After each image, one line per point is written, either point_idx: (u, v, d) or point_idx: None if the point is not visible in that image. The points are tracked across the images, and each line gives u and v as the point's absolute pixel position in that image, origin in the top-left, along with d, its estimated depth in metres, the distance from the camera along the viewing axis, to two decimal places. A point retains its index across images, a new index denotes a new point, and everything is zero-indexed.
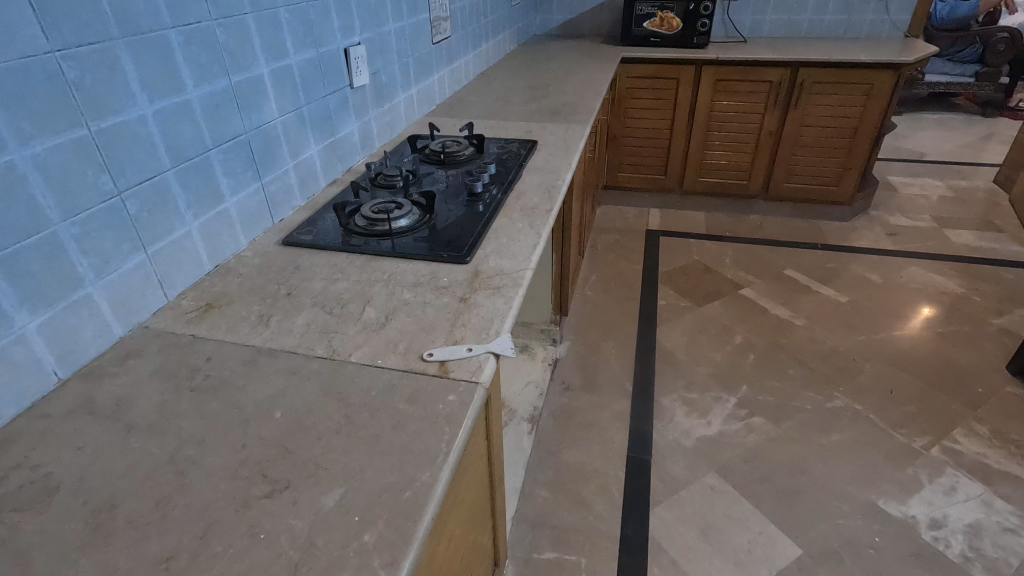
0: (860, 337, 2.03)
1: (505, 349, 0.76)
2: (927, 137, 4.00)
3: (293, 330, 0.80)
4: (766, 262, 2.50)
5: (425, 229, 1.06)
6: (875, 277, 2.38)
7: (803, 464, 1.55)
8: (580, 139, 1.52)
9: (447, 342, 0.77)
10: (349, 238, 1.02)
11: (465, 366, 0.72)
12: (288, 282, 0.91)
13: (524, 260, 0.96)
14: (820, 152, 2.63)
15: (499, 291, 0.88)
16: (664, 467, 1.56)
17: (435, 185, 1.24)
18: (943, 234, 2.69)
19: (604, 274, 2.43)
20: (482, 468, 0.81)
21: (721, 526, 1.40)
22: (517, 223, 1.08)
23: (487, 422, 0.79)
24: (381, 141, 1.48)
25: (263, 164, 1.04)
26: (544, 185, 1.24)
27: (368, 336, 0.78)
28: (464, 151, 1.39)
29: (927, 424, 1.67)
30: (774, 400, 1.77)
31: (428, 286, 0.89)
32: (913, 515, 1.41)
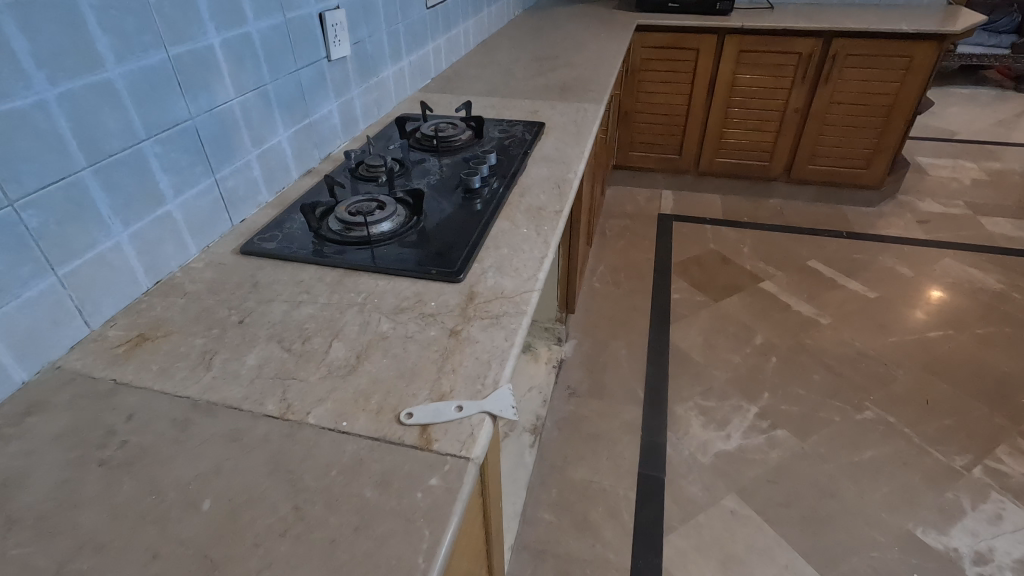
0: (892, 338, 1.87)
1: (506, 409, 0.60)
2: (958, 114, 3.75)
3: (241, 375, 0.64)
4: (788, 252, 2.33)
5: (411, 234, 0.89)
6: (906, 270, 2.20)
7: (833, 485, 1.41)
8: (593, 121, 1.33)
9: (431, 395, 0.61)
10: (321, 247, 0.86)
11: (455, 436, 0.56)
12: (242, 306, 0.75)
13: (529, 278, 0.79)
14: (850, 133, 2.42)
15: (498, 321, 0.71)
16: (679, 487, 1.42)
17: (426, 177, 1.06)
18: (978, 222, 2.51)
19: (614, 265, 2.26)
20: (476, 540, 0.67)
21: (743, 557, 1.27)
22: (521, 228, 0.91)
23: (483, 487, 0.64)
24: (366, 122, 1.29)
25: (217, 156, 0.87)
26: (552, 179, 1.07)
27: (333, 385, 0.62)
28: (460, 135, 1.20)
29: (967, 440, 1.52)
30: (798, 410, 1.62)
31: (411, 313, 0.73)
32: (956, 548, 1.28)
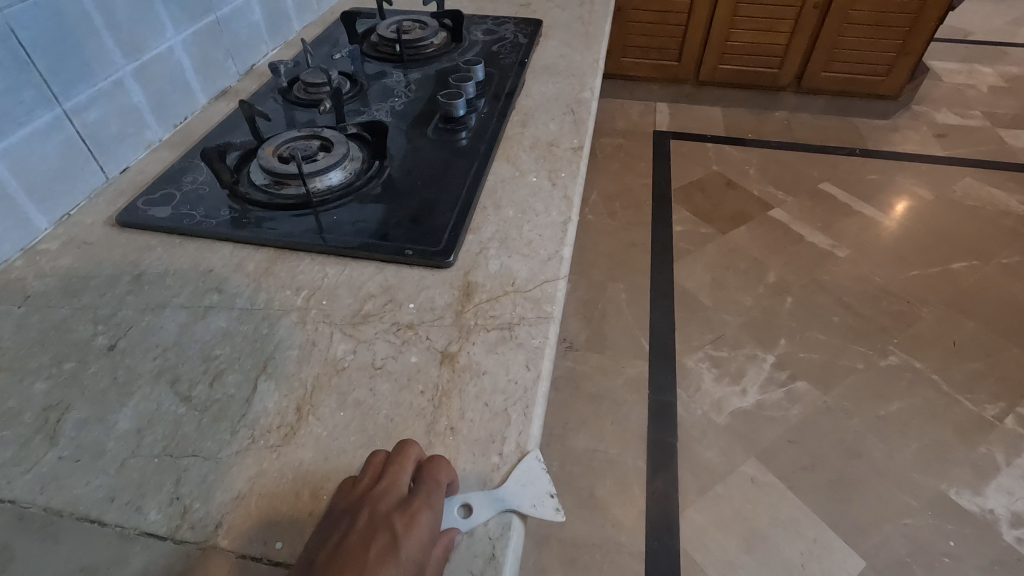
0: (914, 272, 1.70)
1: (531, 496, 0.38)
2: (969, 10, 3.43)
3: (105, 454, 0.39)
4: (797, 174, 2.10)
5: (373, 188, 0.62)
6: (924, 192, 2.01)
7: (860, 444, 1.28)
8: (604, 16, 1.02)
9: None
10: (240, 211, 0.58)
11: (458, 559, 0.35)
12: (115, 318, 0.48)
13: (550, 259, 0.54)
14: (874, 33, 2.12)
15: (512, 335, 0.47)
16: (693, 452, 1.27)
17: (388, 100, 0.77)
18: (998, 136, 2.30)
19: (607, 192, 2.00)
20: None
21: (767, 532, 1.14)
22: (528, 175, 0.65)
23: None
24: (302, 20, 0.96)
25: (60, 74, 0.56)
26: (561, 99, 0.79)
27: (260, 468, 0.38)
28: (431, 39, 0.89)
29: (998, 386, 1.40)
30: (818, 358, 1.46)
31: (379, 322, 0.48)
32: (992, 510, 1.17)
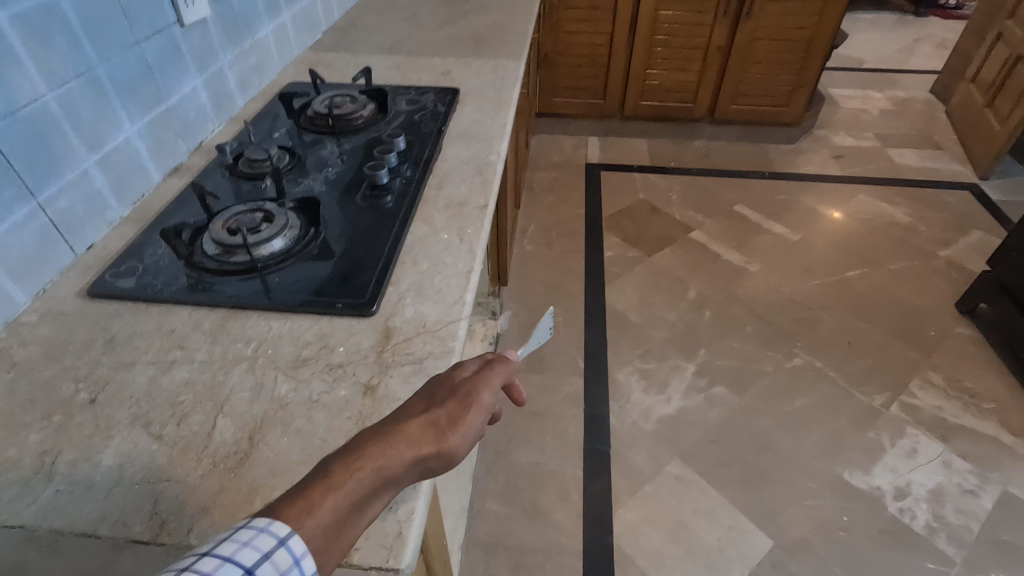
0: (816, 281, 1.92)
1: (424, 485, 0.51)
2: (864, 41, 3.82)
3: (93, 485, 0.50)
4: (715, 197, 2.31)
5: (310, 250, 0.74)
6: (824, 209, 2.25)
7: (769, 439, 1.45)
8: (513, 82, 1.18)
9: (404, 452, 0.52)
10: (196, 278, 0.69)
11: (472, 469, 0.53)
12: (94, 377, 0.59)
13: (456, 303, 0.67)
14: (771, 69, 2.39)
15: (423, 367, 0.60)
16: (625, 458, 1.41)
17: (323, 171, 0.90)
18: (887, 154, 2.59)
19: (544, 223, 2.16)
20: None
21: (690, 523, 1.29)
22: (441, 232, 0.78)
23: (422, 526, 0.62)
24: (244, 97, 1.08)
25: (35, 173, 0.67)
26: (472, 162, 0.93)
27: (221, 485, 0.50)
28: (361, 111, 1.02)
29: (885, 378, 1.60)
30: (734, 364, 1.64)
31: (315, 364, 0.60)
32: (879, 486, 1.36)
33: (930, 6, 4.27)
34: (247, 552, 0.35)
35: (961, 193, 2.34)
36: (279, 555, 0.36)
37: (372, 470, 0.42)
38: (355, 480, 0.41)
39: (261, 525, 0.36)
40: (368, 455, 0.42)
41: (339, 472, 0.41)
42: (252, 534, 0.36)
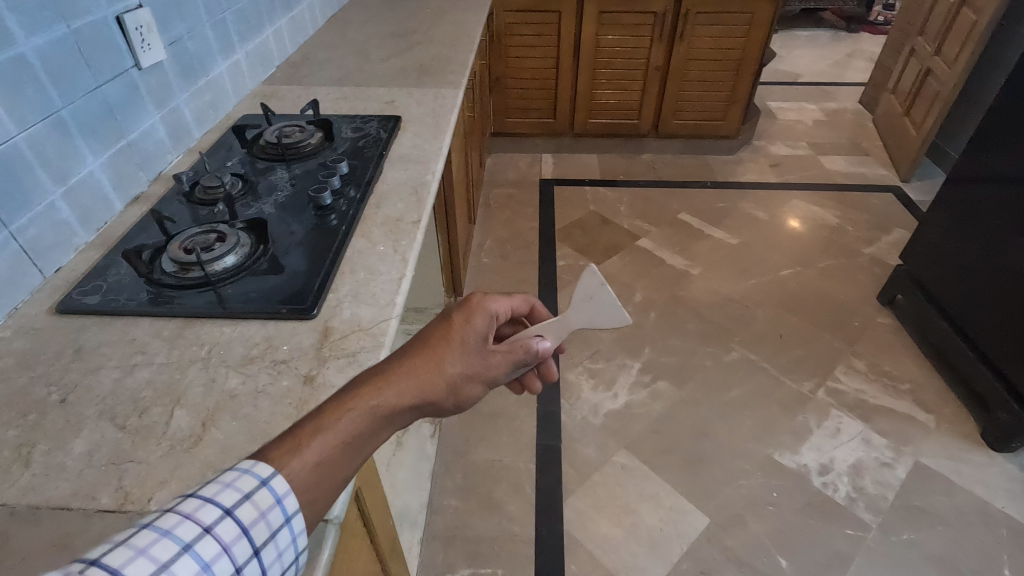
0: (752, 281, 2.06)
1: None
2: (800, 57, 4.07)
3: (66, 468, 0.58)
4: (660, 207, 2.46)
5: (259, 265, 0.83)
6: (761, 214, 2.41)
7: (707, 426, 1.57)
8: (451, 108, 1.30)
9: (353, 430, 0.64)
10: (156, 293, 0.78)
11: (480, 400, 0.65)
12: (64, 380, 0.67)
13: (387, 305, 0.78)
14: (708, 87, 2.57)
15: (355, 359, 0.70)
16: (574, 451, 1.51)
17: (273, 194, 0.99)
18: (819, 161, 2.78)
19: (500, 237, 2.28)
20: (347, 519, 0.66)
21: (634, 506, 1.39)
22: (377, 245, 0.89)
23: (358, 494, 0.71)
24: (201, 130, 1.17)
25: (6, 205, 0.75)
26: (409, 183, 1.04)
27: (178, 463, 0.59)
28: (308, 140, 1.12)
29: (813, 366, 1.75)
30: (675, 360, 1.76)
31: (261, 361, 0.69)
32: (805, 464, 1.48)
33: (861, 23, 4.57)
34: (232, 492, 0.44)
35: (884, 195, 2.54)
36: (259, 496, 0.44)
37: (367, 407, 0.51)
38: (348, 418, 0.49)
39: (247, 469, 0.45)
40: (366, 393, 0.52)
41: (332, 414, 0.50)
42: (238, 477, 0.45)
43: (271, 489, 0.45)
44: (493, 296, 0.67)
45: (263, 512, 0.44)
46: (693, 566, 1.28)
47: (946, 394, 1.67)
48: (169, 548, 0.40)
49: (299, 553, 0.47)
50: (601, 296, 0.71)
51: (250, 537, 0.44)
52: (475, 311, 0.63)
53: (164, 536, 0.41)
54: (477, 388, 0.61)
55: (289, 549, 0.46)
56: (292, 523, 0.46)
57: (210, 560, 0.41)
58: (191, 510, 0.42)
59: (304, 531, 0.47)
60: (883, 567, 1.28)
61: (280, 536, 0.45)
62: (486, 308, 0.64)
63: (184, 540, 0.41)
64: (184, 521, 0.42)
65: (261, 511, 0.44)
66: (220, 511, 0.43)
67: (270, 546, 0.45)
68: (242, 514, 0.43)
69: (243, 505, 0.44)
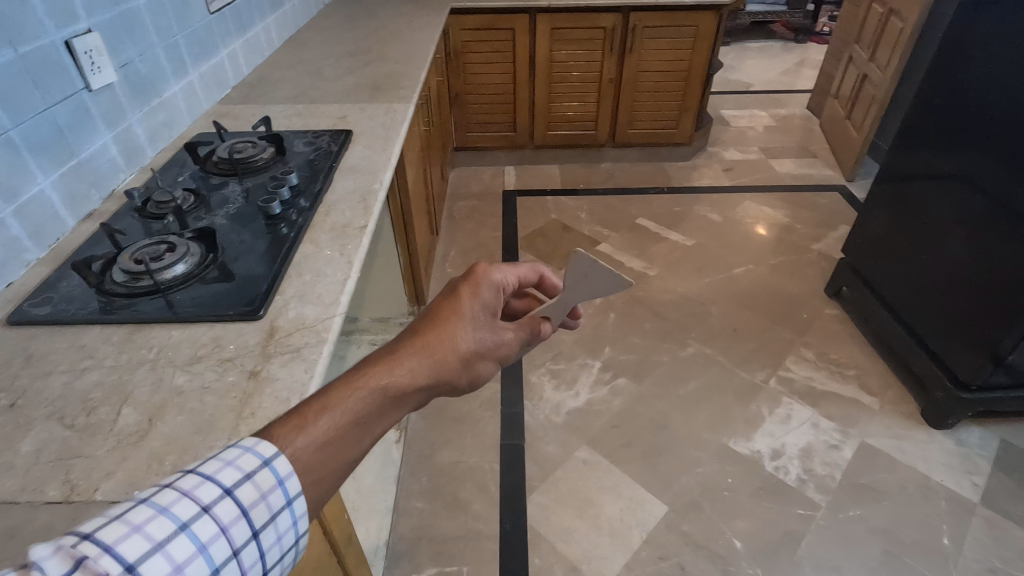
0: (707, 279, 2.15)
1: None
2: (751, 67, 4.25)
3: (13, 466, 0.60)
4: (620, 213, 2.55)
5: (209, 272, 0.87)
6: (716, 216, 2.51)
7: (665, 419, 1.63)
8: (401, 122, 1.36)
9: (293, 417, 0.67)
10: (106, 302, 0.81)
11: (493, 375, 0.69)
12: (14, 386, 0.70)
13: (331, 304, 0.82)
14: (660, 97, 2.68)
15: (299, 354, 0.74)
16: (538, 449, 1.56)
17: (225, 207, 1.03)
18: (770, 165, 2.91)
19: (465, 248, 2.33)
20: None
21: (595, 499, 1.44)
22: (325, 250, 0.93)
23: None
24: (155, 149, 1.21)
25: None
26: (357, 192, 1.08)
27: (125, 456, 0.61)
28: (261, 154, 1.16)
29: (765, 357, 1.82)
30: (635, 357, 1.82)
31: (208, 360, 0.73)
32: (758, 450, 1.55)
33: (807, 33, 4.78)
34: (233, 473, 0.46)
35: (831, 194, 2.66)
36: (260, 477, 0.47)
37: (374, 386, 0.54)
38: (354, 398, 0.53)
39: (249, 449, 0.47)
40: (374, 374, 0.55)
41: (338, 393, 0.53)
42: (240, 457, 0.47)
43: (273, 470, 0.47)
44: (503, 266, 0.68)
45: (263, 494, 0.46)
46: (652, 552, 1.33)
47: (889, 377, 1.76)
48: (165, 526, 0.42)
49: (298, 537, 0.49)
50: (596, 273, 0.70)
51: (249, 518, 0.46)
52: (482, 283, 0.65)
53: (161, 513, 0.42)
54: (488, 363, 0.65)
55: (288, 533, 0.48)
56: (293, 505, 0.48)
57: (208, 539, 0.43)
58: (191, 487, 0.44)
59: (305, 514, 0.49)
60: (832, 542, 1.34)
61: (280, 518, 0.47)
62: (493, 279, 0.66)
63: (182, 518, 0.43)
64: (182, 498, 0.44)
65: (262, 492, 0.46)
66: (220, 490, 0.45)
67: (271, 527, 0.47)
68: (243, 494, 0.46)
69: (244, 486, 0.46)
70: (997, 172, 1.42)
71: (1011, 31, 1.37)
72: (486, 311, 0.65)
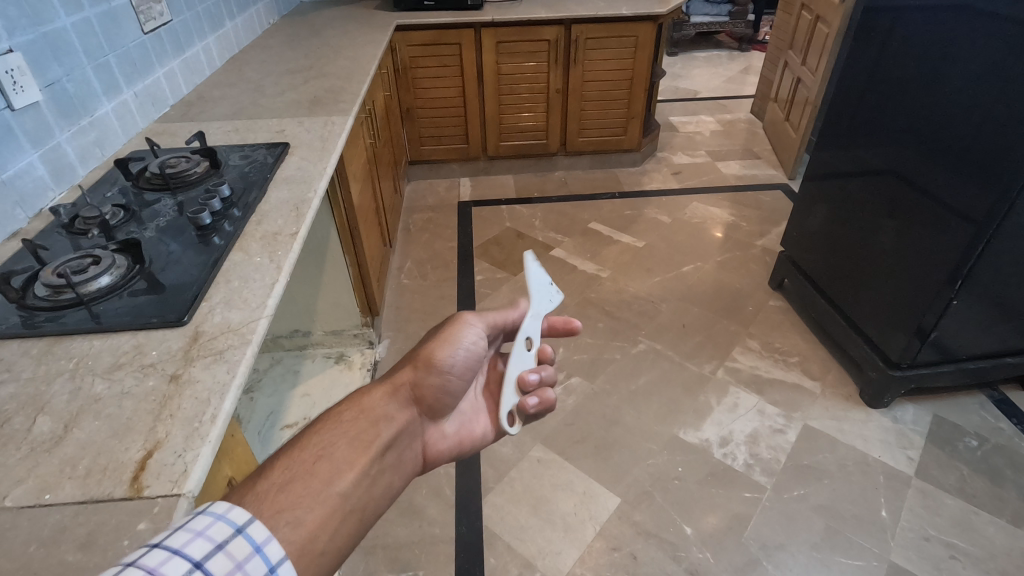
0: (657, 278, 2.21)
1: (212, 438, 0.65)
2: (698, 75, 4.40)
3: None
4: (572, 218, 2.60)
5: (136, 283, 0.87)
6: (665, 218, 2.59)
7: (617, 414, 1.66)
8: (339, 134, 1.38)
9: (211, 415, 0.67)
10: (27, 316, 0.81)
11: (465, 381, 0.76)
12: None
13: (257, 308, 0.83)
14: (606, 105, 2.76)
15: (221, 356, 0.75)
16: (493, 451, 1.57)
17: (156, 220, 1.03)
18: (716, 167, 3.01)
19: (420, 259, 2.36)
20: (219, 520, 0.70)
21: (550, 496, 1.46)
22: (254, 257, 0.94)
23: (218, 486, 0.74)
24: (87, 168, 1.20)
25: None
26: (291, 201, 1.10)
27: (37, 463, 0.61)
28: (194, 169, 1.17)
29: (712, 350, 1.88)
30: (587, 356, 1.86)
31: (129, 367, 0.73)
32: (706, 438, 1.59)
33: (751, 43, 4.98)
34: (204, 544, 0.46)
35: (774, 192, 2.77)
36: (233, 546, 0.47)
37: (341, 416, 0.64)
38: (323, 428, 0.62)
39: (221, 517, 0.48)
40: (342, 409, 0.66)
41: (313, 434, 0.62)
42: (211, 527, 0.47)
43: (248, 536, 0.48)
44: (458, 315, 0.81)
45: (240, 561, 0.46)
46: (605, 544, 1.35)
47: (829, 362, 1.84)
48: None
49: None
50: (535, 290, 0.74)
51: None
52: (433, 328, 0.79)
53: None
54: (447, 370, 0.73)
55: None
56: (277, 571, 0.48)
57: None
58: (158, 563, 0.44)
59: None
60: (777, 522, 1.39)
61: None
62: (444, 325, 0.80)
63: None
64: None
65: (238, 561, 0.46)
66: (190, 564, 0.45)
67: None
68: (215, 565, 0.46)
69: (216, 557, 0.46)
70: (919, 166, 1.51)
71: (923, 34, 1.45)
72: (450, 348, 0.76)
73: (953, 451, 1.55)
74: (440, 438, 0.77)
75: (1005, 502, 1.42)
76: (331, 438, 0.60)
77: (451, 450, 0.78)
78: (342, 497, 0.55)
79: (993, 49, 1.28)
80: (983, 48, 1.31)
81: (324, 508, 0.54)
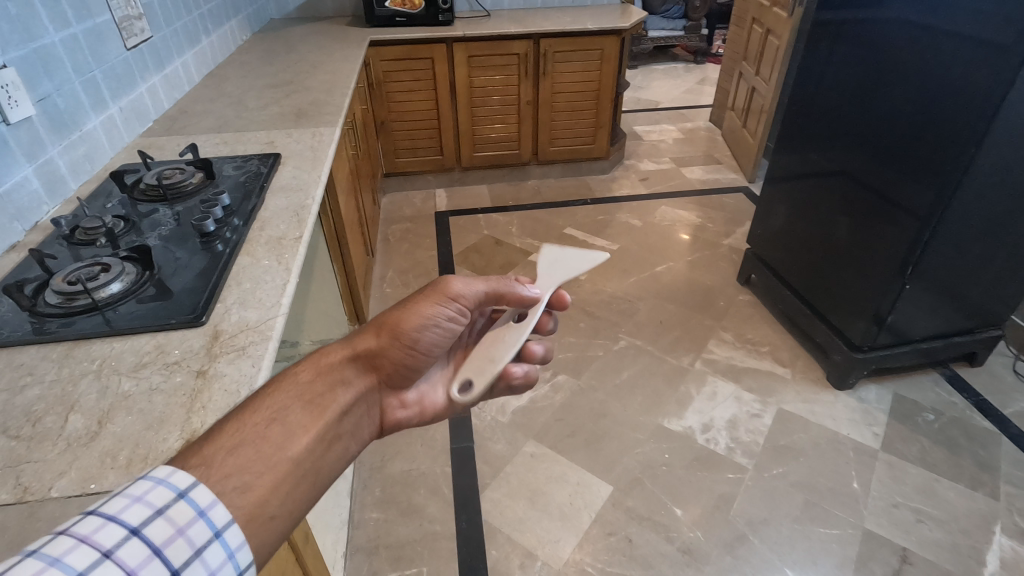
0: (633, 279, 2.30)
1: None
2: (659, 86, 4.60)
3: None
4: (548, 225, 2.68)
5: (148, 288, 0.89)
6: (637, 221, 2.69)
7: (604, 408, 1.73)
8: (329, 144, 1.42)
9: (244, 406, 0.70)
10: (39, 323, 0.82)
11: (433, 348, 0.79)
12: None
13: (273, 307, 0.86)
14: (575, 116, 2.87)
15: (244, 352, 0.78)
16: (486, 449, 1.61)
17: (157, 230, 1.05)
18: (681, 172, 3.16)
19: (401, 268, 2.39)
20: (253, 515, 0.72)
21: (545, 488, 1.51)
22: (262, 261, 0.97)
23: None
24: (76, 181, 1.20)
25: None
26: (291, 208, 1.14)
27: (77, 456, 0.63)
28: (189, 180, 1.19)
29: (688, 344, 1.98)
30: (571, 355, 1.93)
31: (153, 366, 0.76)
32: (689, 426, 1.67)
33: (705, 55, 5.23)
34: (143, 509, 0.46)
35: (737, 195, 2.92)
36: (173, 511, 0.46)
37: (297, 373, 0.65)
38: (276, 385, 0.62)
39: (160, 483, 0.47)
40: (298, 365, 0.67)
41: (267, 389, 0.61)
42: (150, 493, 0.47)
43: (190, 500, 0.47)
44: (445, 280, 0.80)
45: (180, 527, 0.46)
46: (601, 530, 1.41)
47: (797, 350, 1.96)
48: None
49: (236, 567, 0.48)
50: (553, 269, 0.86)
51: (164, 556, 0.45)
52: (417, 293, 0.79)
53: (53, 564, 0.40)
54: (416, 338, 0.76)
55: (223, 566, 0.47)
56: (223, 535, 0.48)
57: None
58: (89, 532, 0.43)
59: (242, 545, 0.49)
60: (760, 500, 1.47)
61: (210, 554, 0.47)
62: (427, 290, 0.79)
63: (76, 568, 0.41)
64: (77, 545, 0.42)
65: (180, 526, 0.46)
66: (126, 530, 0.44)
67: (197, 562, 0.46)
68: (154, 531, 0.45)
69: (156, 522, 0.45)
70: (869, 166, 1.64)
71: (867, 45, 1.59)
72: (423, 318, 0.77)
73: (913, 425, 1.67)
74: (400, 405, 0.80)
75: (963, 468, 1.55)
76: (285, 402, 0.59)
77: (410, 418, 0.81)
78: (294, 460, 0.55)
79: (927, 58, 1.42)
80: (919, 57, 1.44)
81: (273, 473, 0.53)
